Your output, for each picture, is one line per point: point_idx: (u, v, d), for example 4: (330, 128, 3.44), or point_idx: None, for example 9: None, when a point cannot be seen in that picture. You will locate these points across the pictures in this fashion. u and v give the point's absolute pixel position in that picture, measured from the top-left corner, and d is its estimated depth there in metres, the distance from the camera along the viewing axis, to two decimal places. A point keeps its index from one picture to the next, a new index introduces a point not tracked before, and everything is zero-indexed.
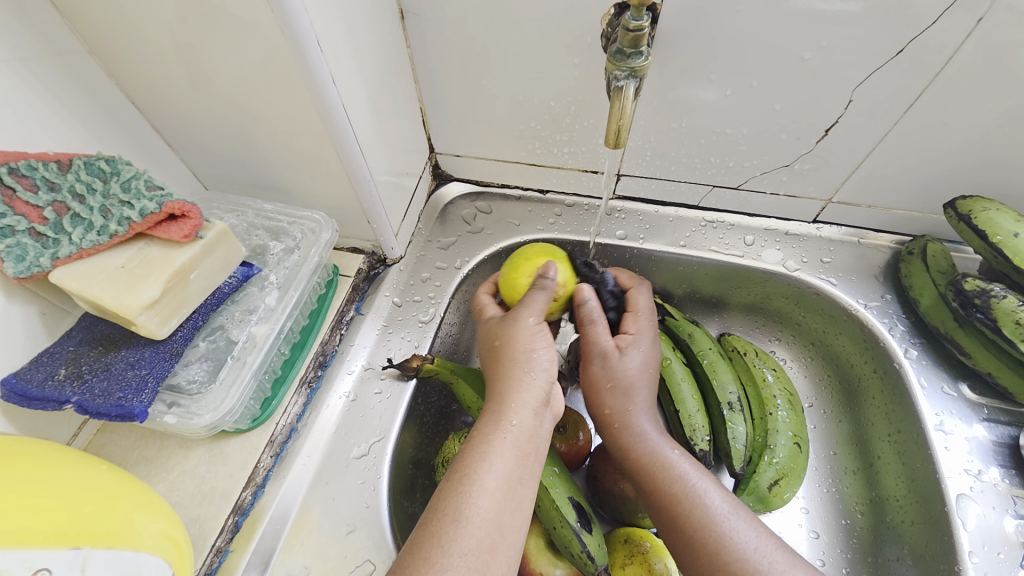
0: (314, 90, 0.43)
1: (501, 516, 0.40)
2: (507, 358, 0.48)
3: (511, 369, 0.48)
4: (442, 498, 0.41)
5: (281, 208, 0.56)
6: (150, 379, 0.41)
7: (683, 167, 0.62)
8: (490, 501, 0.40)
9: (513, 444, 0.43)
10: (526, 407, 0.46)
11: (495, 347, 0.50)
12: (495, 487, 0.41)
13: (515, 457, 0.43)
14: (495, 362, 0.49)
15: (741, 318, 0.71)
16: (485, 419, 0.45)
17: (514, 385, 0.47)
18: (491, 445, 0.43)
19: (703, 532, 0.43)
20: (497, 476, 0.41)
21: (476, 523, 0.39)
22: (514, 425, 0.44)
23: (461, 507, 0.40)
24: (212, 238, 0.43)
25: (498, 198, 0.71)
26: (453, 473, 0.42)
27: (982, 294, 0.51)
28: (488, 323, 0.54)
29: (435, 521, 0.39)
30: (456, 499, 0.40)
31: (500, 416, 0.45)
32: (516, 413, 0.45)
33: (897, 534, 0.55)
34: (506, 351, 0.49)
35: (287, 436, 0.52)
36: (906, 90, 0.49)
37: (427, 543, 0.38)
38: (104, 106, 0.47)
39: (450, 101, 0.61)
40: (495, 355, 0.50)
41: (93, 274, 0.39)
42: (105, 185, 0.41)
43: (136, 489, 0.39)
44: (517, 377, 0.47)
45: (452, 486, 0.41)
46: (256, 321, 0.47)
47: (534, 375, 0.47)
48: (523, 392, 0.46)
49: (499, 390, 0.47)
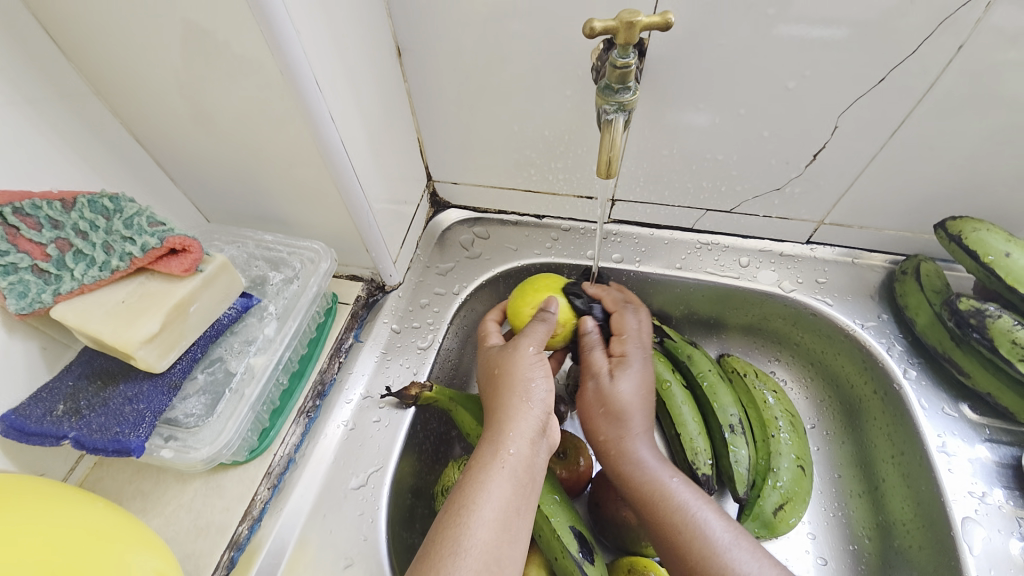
0: (313, 126, 0.44)
1: (499, 547, 0.40)
2: (504, 386, 0.49)
3: (507, 397, 0.48)
4: (441, 529, 0.40)
5: (281, 238, 0.57)
6: (148, 414, 0.41)
7: (676, 191, 0.63)
8: (488, 532, 0.40)
9: (511, 474, 0.43)
10: (523, 435, 0.45)
11: (493, 376, 0.51)
12: (493, 518, 0.41)
13: (512, 488, 0.43)
14: (494, 389, 0.50)
15: (740, 339, 0.71)
16: (483, 447, 0.45)
17: (511, 414, 0.47)
18: (488, 474, 0.43)
19: (705, 562, 0.43)
20: (494, 506, 0.41)
21: (474, 556, 0.39)
22: (512, 454, 0.44)
23: (459, 539, 0.39)
24: (212, 270, 0.43)
25: (495, 224, 0.72)
26: (452, 503, 0.42)
27: (977, 313, 0.51)
28: (486, 352, 0.55)
29: (433, 553, 0.39)
30: (454, 530, 0.40)
31: (497, 445, 0.45)
32: (514, 442, 0.45)
33: (906, 561, 0.54)
34: (504, 380, 0.49)
35: (285, 467, 0.51)
36: (890, 115, 0.50)
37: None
38: (110, 144, 0.48)
39: (447, 131, 0.62)
40: (493, 384, 0.50)
41: (94, 309, 0.40)
42: (107, 222, 0.42)
43: (131, 527, 0.39)
44: (514, 406, 0.47)
45: (450, 517, 0.41)
46: (254, 352, 0.47)
47: (531, 403, 0.47)
48: (520, 420, 0.46)
49: (495, 418, 0.47)
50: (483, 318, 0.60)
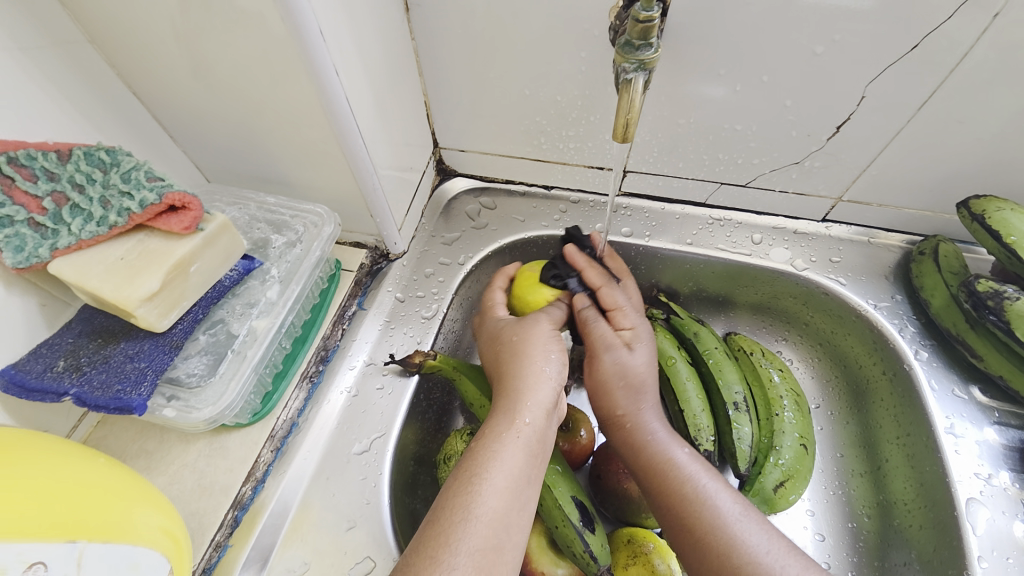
0: (317, 81, 0.42)
1: (508, 517, 0.40)
2: (518, 357, 0.48)
3: (521, 367, 0.48)
4: (450, 496, 0.40)
5: (283, 201, 0.55)
6: (150, 372, 0.40)
7: (690, 163, 0.61)
8: (500, 500, 0.40)
9: (524, 444, 0.43)
10: (538, 407, 0.45)
11: (511, 345, 0.50)
12: (504, 486, 0.40)
13: (525, 457, 0.43)
14: (508, 361, 0.49)
15: (747, 318, 0.70)
16: (494, 417, 0.45)
17: (525, 384, 0.46)
18: (501, 442, 0.43)
19: (710, 536, 0.42)
20: (505, 473, 0.41)
21: (484, 522, 0.38)
22: (527, 423, 0.44)
23: (469, 505, 0.39)
24: (213, 230, 0.42)
25: (502, 194, 0.71)
26: (462, 471, 0.42)
27: (995, 295, 0.50)
28: (496, 325, 0.55)
29: (443, 518, 0.39)
30: (464, 498, 0.39)
31: (510, 415, 0.44)
32: (528, 412, 0.45)
33: (905, 539, 0.54)
34: (519, 351, 0.49)
35: (288, 431, 0.51)
36: (919, 88, 0.48)
37: (434, 541, 0.37)
38: (105, 95, 0.46)
39: (455, 94, 0.60)
40: (504, 355, 0.50)
41: (93, 265, 0.39)
42: (104, 176, 0.40)
43: (136, 484, 0.39)
44: (528, 377, 0.47)
45: (460, 484, 0.40)
46: (257, 315, 0.47)
47: (547, 375, 0.47)
48: (535, 391, 0.46)
49: (507, 388, 0.47)
50: (490, 288, 0.60)
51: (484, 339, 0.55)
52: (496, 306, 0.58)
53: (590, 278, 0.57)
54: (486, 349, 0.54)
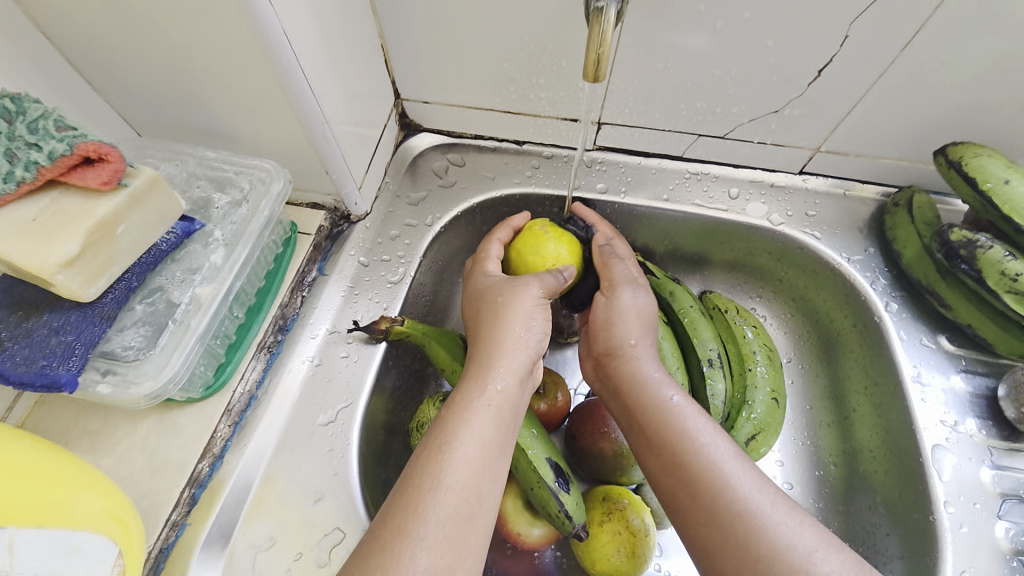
0: (248, 12, 0.37)
1: (480, 484, 0.38)
2: (494, 322, 0.47)
3: (495, 333, 0.46)
4: (418, 467, 0.38)
5: (226, 156, 0.50)
6: (78, 346, 0.36)
7: (667, 114, 0.58)
8: (470, 468, 0.38)
9: (496, 411, 0.42)
10: (511, 372, 0.44)
11: (495, 305, 0.48)
12: (475, 454, 0.39)
13: (497, 424, 0.41)
14: (481, 327, 0.47)
15: (723, 276, 0.70)
16: (465, 383, 0.43)
17: (497, 350, 0.45)
18: (471, 409, 0.41)
19: (701, 477, 0.41)
20: (476, 440, 0.39)
21: (453, 491, 0.37)
22: (499, 390, 0.43)
23: (438, 474, 0.37)
24: (139, 186, 0.38)
25: (471, 150, 0.66)
26: (431, 440, 0.40)
27: (968, 245, 0.50)
28: (485, 281, 0.52)
29: (411, 488, 0.37)
30: (433, 467, 0.38)
31: (481, 381, 0.43)
32: (500, 378, 0.43)
33: (869, 484, 0.57)
34: (494, 315, 0.47)
35: (246, 405, 0.48)
36: (903, 27, 0.45)
37: (401, 512, 0.36)
38: (1, 32, 0.40)
39: (414, 37, 0.55)
40: (478, 321, 0.48)
41: (0, 228, 0.34)
42: (9, 127, 0.35)
43: (74, 467, 0.36)
44: (501, 343, 0.45)
45: (429, 453, 0.39)
46: (200, 281, 0.43)
47: (524, 340, 0.46)
48: (508, 357, 0.45)
49: (480, 354, 0.45)
50: (490, 238, 0.56)
51: (465, 305, 0.52)
52: (489, 258, 0.54)
53: (602, 230, 0.58)
54: (472, 303, 0.51)
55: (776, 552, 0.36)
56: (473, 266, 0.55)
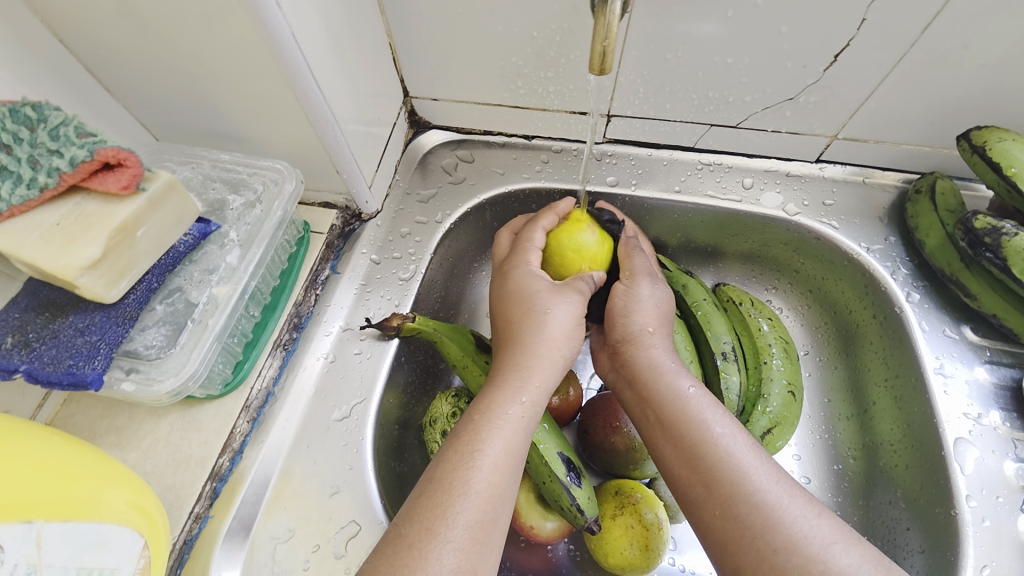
0: (256, 14, 0.37)
1: (505, 490, 0.39)
2: (533, 330, 0.46)
3: (534, 342, 0.45)
4: (445, 470, 0.39)
5: (239, 157, 0.51)
6: (103, 346, 0.38)
7: (678, 104, 0.57)
8: (496, 476, 0.39)
9: (527, 421, 0.42)
10: (545, 388, 0.44)
11: (541, 318, 0.46)
12: (502, 460, 0.39)
13: (525, 433, 0.42)
14: (514, 323, 0.47)
15: (737, 268, 0.69)
16: (497, 389, 0.43)
17: (534, 360, 0.45)
18: (504, 416, 0.41)
19: (720, 467, 0.40)
20: (505, 447, 0.40)
21: (481, 496, 0.37)
22: (531, 402, 0.43)
23: (467, 478, 0.38)
24: (156, 189, 0.39)
25: (480, 146, 0.66)
26: (458, 444, 0.40)
27: (992, 232, 0.48)
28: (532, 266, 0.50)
29: (438, 491, 0.37)
30: (461, 472, 0.38)
31: (516, 390, 0.43)
32: (533, 390, 0.43)
33: (890, 479, 0.55)
34: (531, 322, 0.46)
35: (264, 401, 0.50)
36: (924, 9, 0.44)
37: (429, 513, 0.36)
38: (23, 43, 0.41)
39: (421, 34, 0.55)
40: (509, 320, 0.48)
41: (27, 232, 0.36)
42: (32, 134, 0.36)
43: (98, 461, 0.37)
44: (540, 354, 0.45)
45: (458, 457, 0.39)
46: (217, 281, 0.44)
47: (562, 358, 0.46)
48: (544, 370, 0.45)
49: (515, 360, 0.45)
50: (533, 225, 0.54)
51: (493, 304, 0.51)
52: (531, 249, 0.52)
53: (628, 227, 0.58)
54: (511, 300, 0.49)
55: (794, 544, 0.36)
56: (509, 256, 0.53)
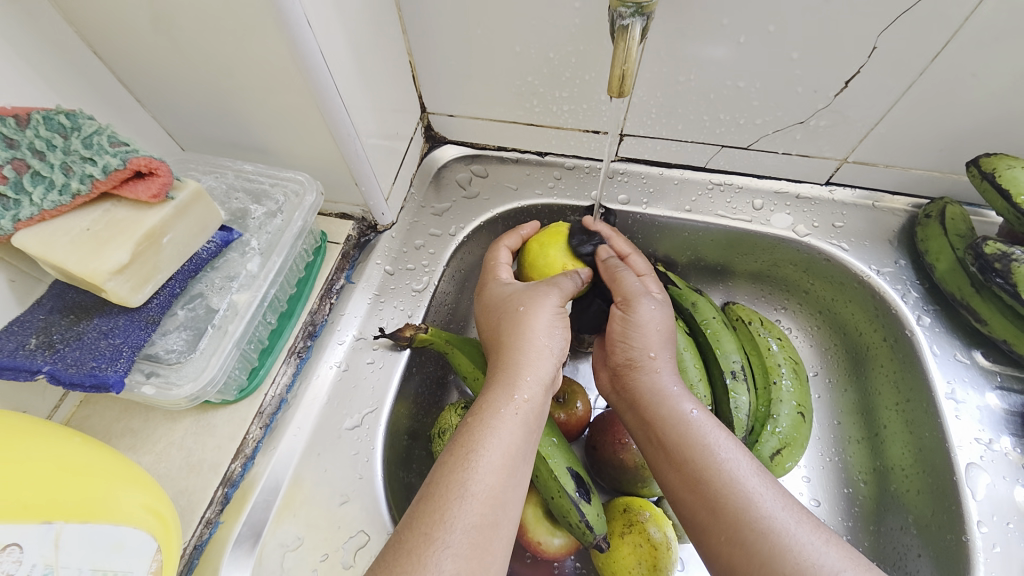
0: (287, 32, 0.39)
1: (503, 492, 0.39)
2: (520, 329, 0.47)
3: (522, 341, 0.46)
4: (445, 474, 0.39)
5: (262, 168, 0.53)
6: (125, 349, 0.39)
7: (690, 125, 0.58)
8: (494, 477, 0.39)
9: (523, 419, 0.42)
10: (539, 383, 0.45)
11: (517, 314, 0.48)
12: (500, 462, 0.40)
13: (521, 432, 0.42)
14: (508, 328, 0.48)
15: (746, 287, 0.69)
16: (491, 390, 0.44)
17: (526, 359, 0.45)
18: (499, 417, 0.42)
19: (724, 492, 0.40)
20: (501, 449, 0.40)
21: (480, 499, 0.37)
22: (525, 399, 0.43)
23: (464, 480, 0.38)
24: (184, 198, 0.40)
25: (494, 161, 0.68)
26: (457, 448, 0.40)
27: (1002, 258, 0.48)
28: (503, 291, 0.52)
29: (438, 495, 0.37)
30: (459, 474, 0.38)
31: (509, 388, 0.43)
32: (527, 387, 0.44)
33: (901, 504, 0.55)
34: (519, 322, 0.47)
35: (277, 407, 0.50)
36: (933, 38, 0.45)
37: (429, 517, 0.36)
38: (63, 55, 0.43)
39: (441, 53, 0.56)
40: (502, 323, 0.49)
41: (57, 237, 0.37)
42: (65, 141, 0.37)
43: (116, 463, 0.38)
44: (532, 351, 0.46)
45: (457, 461, 0.39)
46: (237, 288, 0.45)
47: (552, 353, 0.47)
48: (535, 368, 0.45)
49: (507, 362, 0.45)
50: (497, 244, 0.58)
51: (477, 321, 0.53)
52: (500, 266, 0.56)
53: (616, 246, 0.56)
54: (491, 309, 0.51)
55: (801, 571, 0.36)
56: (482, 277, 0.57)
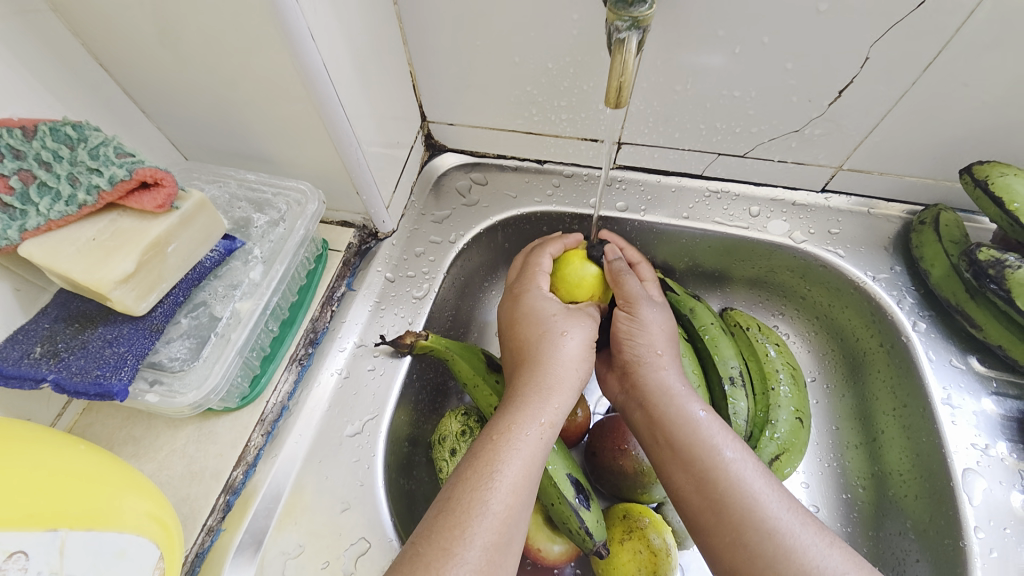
0: (291, 45, 0.40)
1: (520, 511, 0.39)
2: (551, 352, 0.47)
3: (551, 364, 0.47)
4: (463, 490, 0.39)
5: (264, 178, 0.53)
6: (130, 357, 0.39)
7: (687, 133, 0.59)
8: (513, 496, 0.39)
9: (546, 441, 0.43)
10: (563, 409, 0.45)
11: (554, 335, 0.48)
12: (520, 481, 0.40)
13: (541, 454, 0.42)
14: (535, 348, 0.48)
15: (744, 293, 0.70)
16: (515, 409, 0.44)
17: (554, 382, 0.46)
18: (523, 436, 0.42)
19: (730, 493, 0.41)
20: (524, 468, 0.40)
21: (498, 517, 0.38)
22: (549, 423, 0.44)
23: (485, 498, 0.38)
24: (189, 208, 0.40)
25: (494, 169, 0.68)
26: (476, 465, 0.40)
27: (996, 264, 0.49)
28: (535, 302, 0.51)
29: (458, 511, 0.38)
30: (480, 493, 0.39)
31: (537, 410, 0.44)
32: (553, 411, 0.44)
33: (900, 509, 0.55)
34: (550, 346, 0.48)
35: (278, 415, 0.51)
36: (923, 50, 0.46)
37: (448, 532, 0.37)
38: (69, 68, 0.44)
39: (442, 63, 0.57)
40: (529, 343, 0.49)
41: (63, 247, 0.37)
42: (71, 152, 0.38)
43: (119, 471, 0.38)
44: (558, 375, 0.46)
45: (477, 479, 0.39)
46: (240, 296, 0.45)
47: (578, 381, 0.48)
48: (560, 392, 0.46)
49: (535, 381, 0.46)
50: (541, 250, 0.56)
51: (503, 327, 0.52)
52: (540, 273, 0.54)
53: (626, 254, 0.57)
54: (527, 324, 0.50)
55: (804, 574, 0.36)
56: (519, 279, 0.55)
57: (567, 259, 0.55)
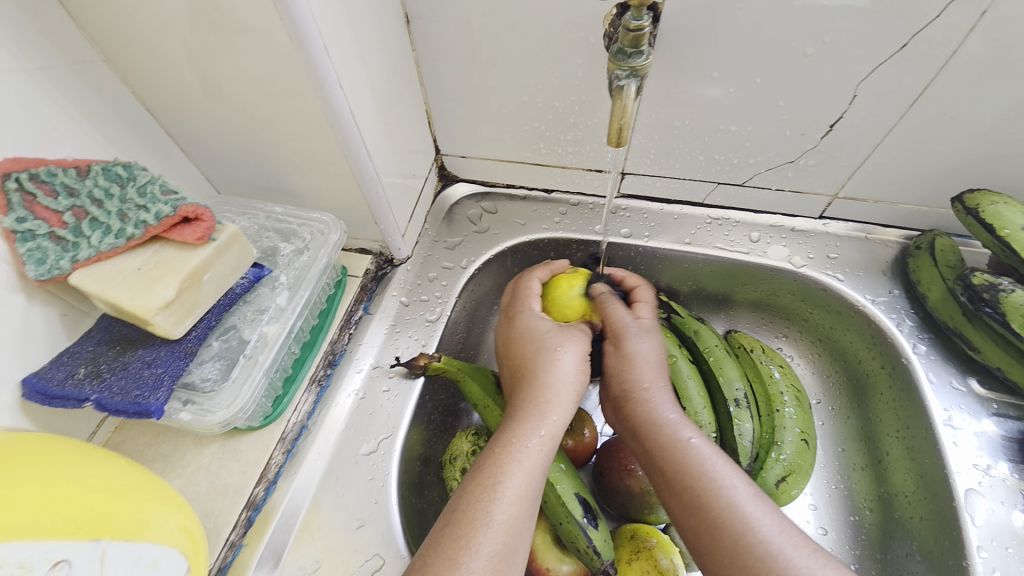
0: (320, 92, 0.44)
1: (523, 521, 0.41)
2: (547, 365, 0.50)
3: (548, 377, 0.49)
4: (467, 504, 0.41)
5: (290, 210, 0.57)
6: (166, 378, 0.42)
7: (687, 164, 0.62)
8: (515, 507, 0.41)
9: (546, 453, 0.45)
10: (562, 421, 0.47)
11: (543, 349, 0.51)
12: (522, 493, 0.42)
13: (542, 466, 0.44)
14: (529, 365, 0.50)
15: (747, 316, 0.71)
16: (516, 423, 0.46)
17: (552, 396, 0.48)
18: (525, 448, 0.44)
19: (724, 517, 0.42)
20: (526, 480, 0.42)
21: (501, 527, 0.40)
22: (547, 436, 0.46)
23: (489, 509, 0.40)
24: (224, 239, 0.44)
25: (503, 199, 0.72)
26: (478, 480, 0.42)
27: (990, 288, 0.50)
28: (530, 321, 0.55)
29: (463, 523, 0.40)
30: (484, 504, 0.40)
31: (536, 423, 0.46)
32: (552, 423, 0.46)
33: (907, 530, 0.55)
34: (540, 360, 0.50)
35: (298, 433, 0.53)
36: (908, 86, 0.49)
37: (454, 544, 0.38)
38: (119, 112, 0.48)
39: (456, 102, 0.61)
40: (523, 360, 0.51)
41: (111, 276, 0.40)
42: (121, 190, 0.42)
43: (153, 485, 0.41)
44: (555, 389, 0.48)
45: (480, 492, 0.41)
46: (267, 321, 0.48)
47: (575, 394, 0.49)
48: (558, 406, 0.48)
49: (534, 395, 0.48)
50: (530, 274, 0.60)
51: (500, 346, 0.56)
52: (531, 296, 0.58)
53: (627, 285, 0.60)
54: (521, 342, 0.53)
55: None
56: (512, 303, 0.59)
57: (556, 284, 0.59)
